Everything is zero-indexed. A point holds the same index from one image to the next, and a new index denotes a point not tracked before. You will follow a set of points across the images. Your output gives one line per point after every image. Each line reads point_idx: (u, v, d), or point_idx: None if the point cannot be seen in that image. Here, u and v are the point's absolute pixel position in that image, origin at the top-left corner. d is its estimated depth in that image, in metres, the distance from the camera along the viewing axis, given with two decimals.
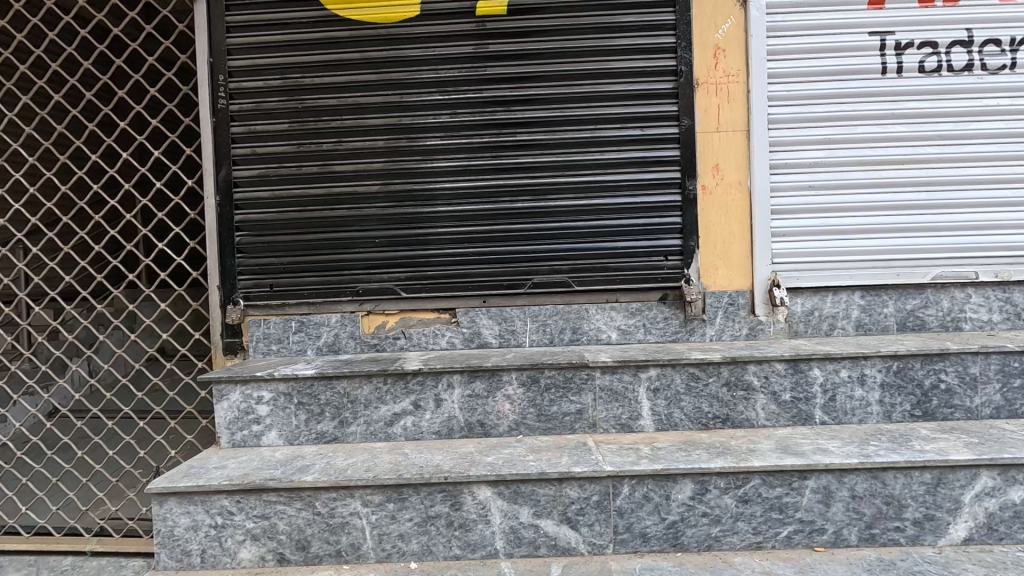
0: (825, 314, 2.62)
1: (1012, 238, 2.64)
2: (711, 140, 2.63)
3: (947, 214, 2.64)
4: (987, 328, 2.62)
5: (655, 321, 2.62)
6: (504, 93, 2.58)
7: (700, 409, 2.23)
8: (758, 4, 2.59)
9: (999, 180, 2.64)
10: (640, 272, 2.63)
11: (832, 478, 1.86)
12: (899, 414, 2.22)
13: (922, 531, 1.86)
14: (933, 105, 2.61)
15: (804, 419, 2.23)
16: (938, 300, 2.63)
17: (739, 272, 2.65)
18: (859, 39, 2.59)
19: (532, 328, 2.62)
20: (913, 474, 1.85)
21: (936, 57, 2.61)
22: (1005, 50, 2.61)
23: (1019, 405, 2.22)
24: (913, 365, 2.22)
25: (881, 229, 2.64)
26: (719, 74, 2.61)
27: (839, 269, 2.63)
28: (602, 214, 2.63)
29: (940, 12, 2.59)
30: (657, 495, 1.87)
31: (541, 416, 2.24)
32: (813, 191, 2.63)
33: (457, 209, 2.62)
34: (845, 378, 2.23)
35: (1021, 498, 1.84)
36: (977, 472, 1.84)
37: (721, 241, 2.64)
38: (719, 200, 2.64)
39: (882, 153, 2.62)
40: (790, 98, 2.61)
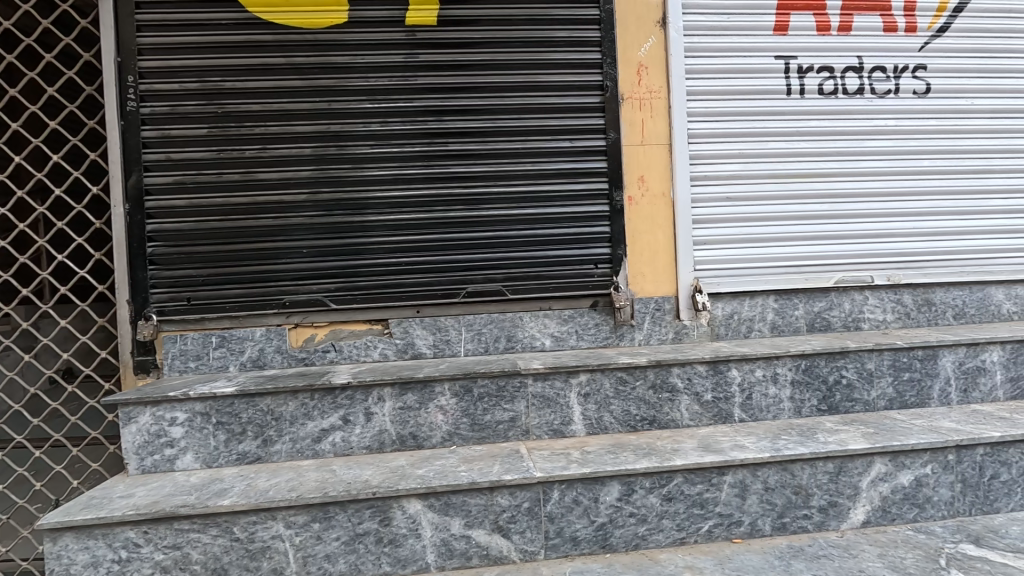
0: (743, 317, 2.78)
1: (900, 246, 2.92)
2: (637, 152, 2.74)
3: (846, 222, 2.89)
4: (883, 327, 2.87)
5: (587, 328, 2.69)
6: (436, 103, 2.58)
7: (629, 412, 2.30)
8: (677, 25, 2.74)
9: (889, 192, 2.92)
10: (572, 279, 2.69)
11: (747, 472, 1.97)
12: (808, 409, 2.39)
13: (827, 517, 2.00)
14: (831, 124, 2.86)
15: (724, 417, 2.35)
16: (841, 302, 2.86)
17: (664, 279, 2.76)
18: (766, 62, 2.81)
19: (467, 337, 2.61)
20: (818, 464, 2.00)
21: (833, 81, 2.86)
22: (890, 76, 2.91)
23: (908, 396, 2.44)
24: (819, 363, 2.41)
25: (790, 237, 2.84)
26: (643, 90, 2.74)
27: (754, 275, 2.81)
28: (535, 223, 2.68)
29: (835, 40, 2.85)
30: (586, 498, 1.91)
31: (474, 425, 2.23)
32: (729, 202, 2.81)
33: (389, 219, 2.59)
34: (760, 377, 2.38)
35: (909, 481, 2.03)
36: (872, 460, 2.01)
37: (648, 249, 2.76)
38: (645, 210, 2.75)
39: (789, 166, 2.84)
40: (707, 115, 2.78)
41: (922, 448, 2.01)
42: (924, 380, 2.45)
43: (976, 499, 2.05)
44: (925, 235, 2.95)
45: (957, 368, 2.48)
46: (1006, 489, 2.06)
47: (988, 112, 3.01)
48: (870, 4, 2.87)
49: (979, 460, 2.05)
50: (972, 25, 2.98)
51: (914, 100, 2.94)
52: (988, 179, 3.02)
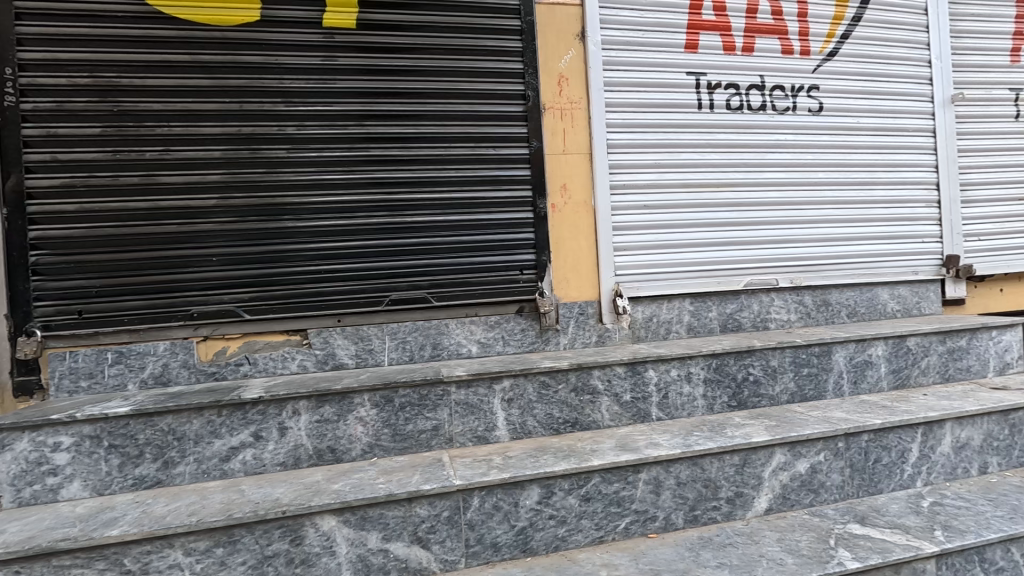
0: (662, 320, 2.91)
1: (801, 251, 3.17)
2: (559, 161, 2.81)
3: (752, 228, 3.10)
4: (787, 326, 3.09)
5: (513, 333, 2.71)
6: (356, 108, 2.54)
7: (552, 415, 2.34)
8: (595, 40, 2.84)
9: (790, 201, 3.16)
10: (498, 286, 2.71)
11: (660, 469, 2.05)
12: (720, 406, 2.52)
13: (734, 507, 2.12)
14: (738, 137, 3.06)
15: (643, 417, 2.44)
16: (750, 304, 3.05)
17: (587, 284, 2.84)
18: (679, 78, 2.97)
19: (391, 345, 2.56)
20: (725, 457, 2.11)
21: (739, 97, 3.07)
22: (788, 95, 3.16)
23: (807, 390, 2.64)
24: (729, 361, 2.55)
25: (704, 243, 3.01)
26: (564, 101, 2.81)
27: (671, 279, 2.95)
28: (460, 230, 2.69)
29: (740, 60, 3.07)
30: (506, 504, 1.91)
31: (395, 436, 2.19)
32: (647, 209, 2.94)
33: (307, 225, 2.50)
34: (675, 376, 2.49)
35: (805, 469, 2.19)
36: (773, 451, 2.16)
37: (571, 255, 2.83)
38: (568, 218, 2.82)
39: (701, 177, 3.01)
40: (625, 126, 2.90)
41: (815, 437, 2.19)
42: (821, 374, 2.67)
43: (862, 482, 2.25)
44: (822, 241, 3.21)
45: (848, 362, 2.71)
46: (887, 471, 2.27)
47: (873, 130, 3.33)
48: (769, 28, 3.12)
49: (865, 446, 2.25)
50: (858, 50, 3.30)
51: (810, 117, 3.20)
52: (874, 189, 3.34)
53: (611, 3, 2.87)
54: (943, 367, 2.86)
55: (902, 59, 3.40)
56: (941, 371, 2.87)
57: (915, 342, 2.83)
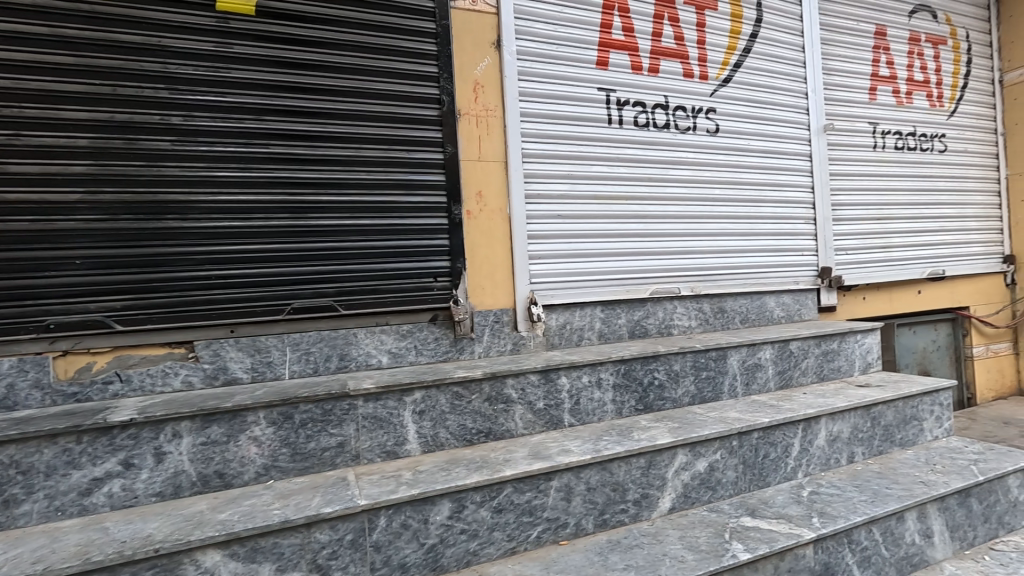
0: (574, 327, 2.97)
1: (700, 261, 3.39)
2: (474, 167, 2.78)
3: (658, 239, 3.27)
4: (688, 331, 3.29)
5: (426, 342, 2.63)
6: (254, 100, 2.35)
7: (465, 425, 2.29)
8: (510, 49, 2.86)
9: (690, 214, 3.38)
10: (411, 293, 2.63)
11: (572, 475, 2.07)
12: (627, 410, 2.61)
13: (640, 508, 2.19)
14: (644, 153, 3.23)
15: (555, 424, 2.46)
16: (655, 311, 3.21)
17: (502, 292, 2.83)
18: (590, 93, 3.08)
19: (292, 357, 2.38)
20: (632, 460, 2.18)
21: (646, 115, 3.24)
22: (689, 115, 3.39)
23: (706, 391, 2.81)
24: (636, 367, 2.66)
25: (614, 252, 3.13)
26: (479, 107, 2.79)
27: (583, 287, 3.03)
28: (371, 235, 2.57)
29: (646, 80, 3.25)
30: (415, 521, 1.83)
31: (295, 455, 2.02)
32: (560, 218, 3.00)
33: (196, 225, 2.27)
34: (587, 382, 2.54)
35: (704, 467, 2.32)
36: (676, 452, 2.26)
37: (486, 263, 2.81)
38: (483, 225, 2.80)
39: (611, 189, 3.13)
40: (539, 136, 2.95)
41: (712, 437, 2.32)
42: (717, 377, 2.85)
43: (753, 476, 2.42)
44: (719, 252, 3.47)
45: (741, 365, 2.93)
46: (774, 465, 2.47)
47: (760, 152, 3.66)
48: (672, 52, 3.33)
49: (755, 443, 2.43)
50: (748, 79, 3.61)
51: (708, 137, 3.45)
52: (761, 206, 3.66)
53: (526, 14, 2.92)
54: (819, 368, 3.19)
55: (785, 89, 3.78)
56: (818, 371, 3.19)
57: (796, 345, 3.12)
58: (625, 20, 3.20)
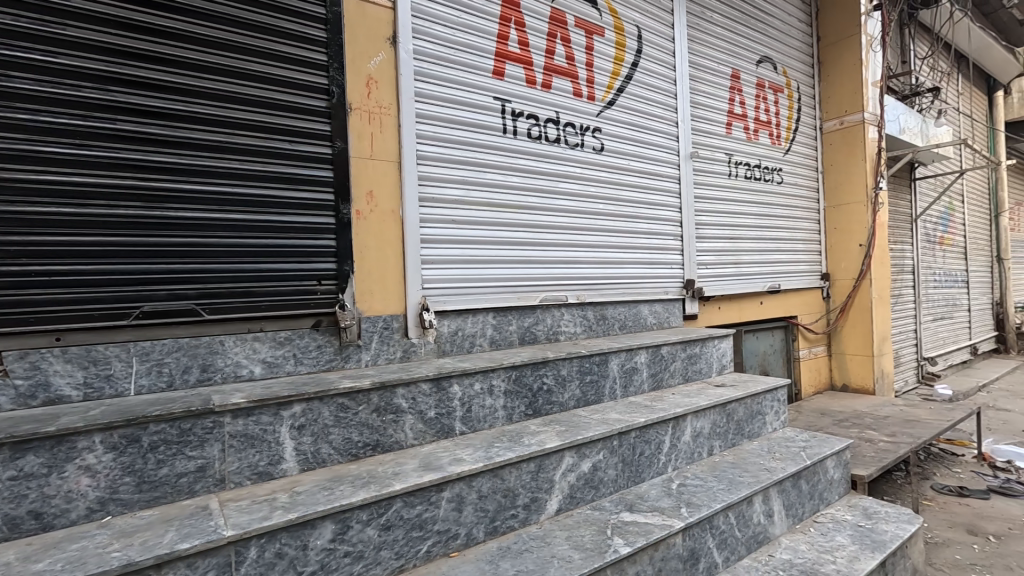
0: (466, 333, 2.95)
1: (585, 271, 3.58)
2: (365, 166, 2.64)
3: (547, 248, 3.39)
4: (574, 337, 3.44)
5: (308, 350, 2.42)
6: (98, 67, 1.99)
7: (350, 439, 2.14)
8: (406, 47, 2.77)
9: (577, 225, 3.56)
10: (290, 297, 2.40)
11: (463, 485, 2.04)
12: (517, 415, 2.65)
13: (530, 512, 2.22)
14: (536, 164, 3.34)
15: (446, 432, 2.41)
16: (544, 318, 3.31)
17: (392, 297, 2.72)
18: (486, 101, 3.11)
19: (140, 370, 2.05)
20: (522, 466, 2.21)
21: (538, 127, 3.36)
22: (578, 132, 3.58)
23: (590, 394, 2.96)
24: (527, 373, 2.71)
25: (506, 259, 3.18)
26: (371, 103, 2.66)
27: (476, 294, 3.02)
28: (245, 232, 2.31)
29: (539, 94, 3.38)
30: (292, 548, 1.65)
31: (141, 485, 1.73)
32: (454, 223, 2.97)
33: (8, 210, 1.85)
34: (479, 389, 2.53)
35: (588, 467, 2.43)
36: (563, 454, 2.34)
37: (376, 266, 2.67)
38: (374, 226, 2.66)
39: (504, 197, 3.19)
40: (434, 139, 2.90)
41: (596, 438, 2.44)
42: (600, 380, 3.02)
43: (631, 473, 2.60)
44: (602, 262, 3.69)
45: (620, 368, 3.14)
46: (648, 461, 2.68)
47: (638, 172, 3.98)
48: (564, 70, 3.50)
49: (633, 442, 2.61)
50: (629, 104, 3.92)
51: (594, 154, 3.67)
52: (639, 222, 3.98)
53: (424, 14, 2.85)
54: (684, 370, 3.53)
55: (660, 118, 4.16)
56: (683, 373, 3.53)
57: (666, 350, 3.43)
58: (521, 35, 3.29)
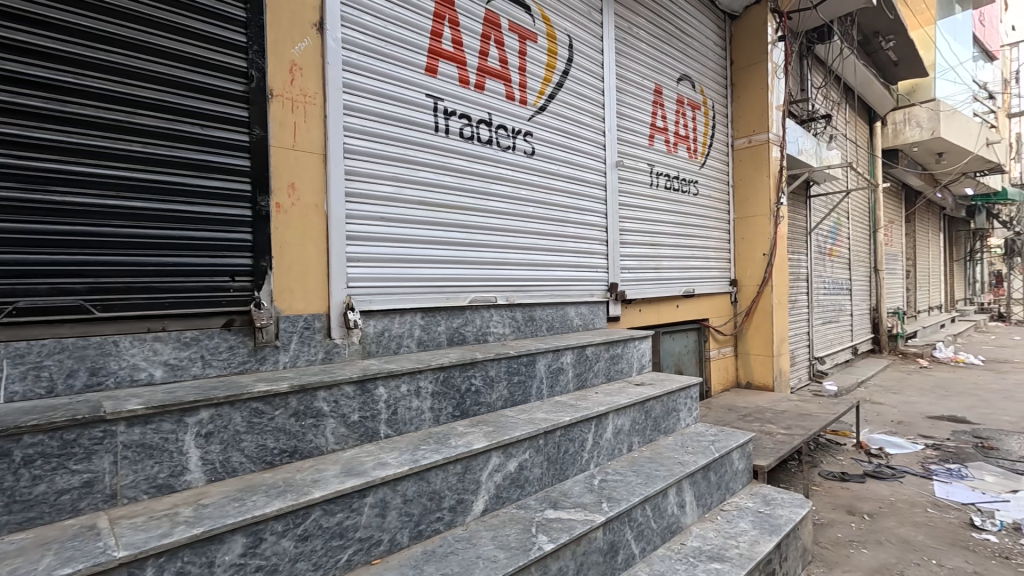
0: (393, 334, 2.88)
1: (515, 273, 3.62)
2: (287, 156, 2.50)
3: (478, 249, 3.39)
4: (503, 338, 3.47)
5: (218, 351, 2.24)
6: None
7: (265, 446, 2.02)
8: (335, 36, 2.65)
9: (508, 227, 3.60)
10: (199, 294, 2.22)
11: (387, 489, 1.98)
12: (445, 417, 2.63)
13: (455, 514, 2.21)
14: (468, 164, 3.33)
15: (371, 436, 2.33)
16: (473, 320, 3.30)
17: (315, 295, 2.59)
18: (418, 97, 3.06)
19: (12, 375, 1.80)
20: (449, 467, 2.18)
21: (470, 128, 3.36)
22: (510, 134, 3.62)
23: (517, 395, 2.99)
24: (455, 374, 2.69)
25: (435, 259, 3.14)
26: (295, 91, 2.52)
27: (404, 294, 2.96)
28: (146, 221, 2.10)
29: (472, 95, 3.38)
30: (196, 567, 1.52)
31: (12, 505, 1.52)
32: (381, 221, 2.89)
33: None
34: (405, 392, 2.47)
35: (514, 467, 2.45)
36: (490, 455, 2.34)
37: (297, 263, 2.54)
38: (296, 221, 2.52)
39: (435, 196, 3.15)
40: (362, 133, 2.80)
41: (523, 438, 2.47)
42: (527, 380, 3.06)
43: (555, 471, 2.66)
44: (531, 264, 3.75)
45: (547, 369, 3.20)
46: (572, 459, 2.75)
47: (567, 178, 4.09)
48: (497, 72, 3.52)
49: (558, 440, 2.67)
50: (560, 111, 4.02)
51: (525, 157, 3.73)
52: (567, 227, 4.09)
53: (354, 3, 2.75)
54: (607, 370, 3.67)
55: (589, 126, 4.30)
56: (606, 373, 3.67)
57: (591, 351, 3.54)
58: (455, 33, 3.27)
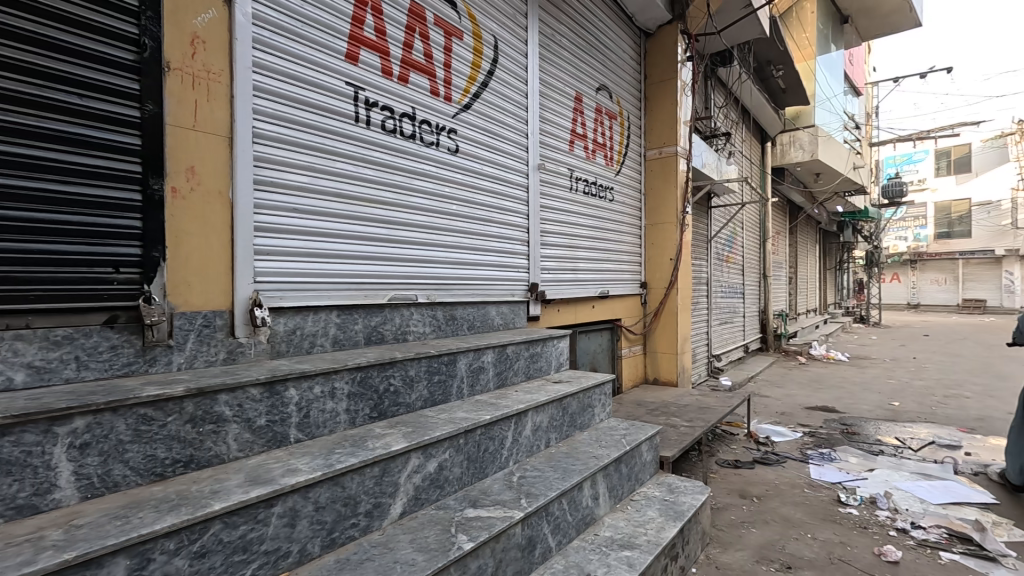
0: (306, 332, 2.72)
1: (436, 271, 3.57)
2: (186, 137, 2.26)
3: (398, 246, 3.31)
4: (423, 337, 3.40)
5: (97, 352, 1.98)
6: None
7: (154, 456, 1.81)
8: (244, 11, 2.46)
9: (430, 225, 3.54)
10: (75, 287, 1.95)
11: (298, 497, 1.86)
12: (361, 418, 2.52)
13: (372, 519, 2.13)
14: (389, 158, 3.23)
15: (279, 441, 2.18)
16: (392, 318, 3.20)
17: (217, 290, 2.38)
18: (337, 85, 2.93)
19: None
20: (366, 471, 2.10)
21: (393, 121, 3.27)
22: (434, 130, 3.57)
23: (437, 394, 2.95)
24: (372, 374, 2.59)
25: (352, 255, 3.02)
26: (197, 66, 2.29)
27: (318, 291, 2.81)
28: (6, 200, 1.79)
29: (395, 87, 3.29)
30: None
31: None
32: (294, 212, 2.72)
33: None
34: (318, 393, 2.34)
35: (434, 467, 2.41)
36: (409, 456, 2.28)
37: (196, 254, 2.31)
38: (195, 208, 2.29)
39: (354, 189, 3.02)
40: (273, 117, 2.62)
41: (443, 438, 2.44)
42: (447, 380, 3.03)
43: (475, 470, 2.65)
44: (453, 263, 3.72)
45: (468, 368, 3.19)
46: (492, 457, 2.76)
47: (491, 178, 4.11)
48: (421, 66, 3.46)
49: (478, 439, 2.67)
50: (484, 110, 4.03)
51: (448, 155, 3.69)
52: (490, 226, 4.10)
53: None
54: (526, 368, 3.73)
55: (512, 128, 4.35)
56: (526, 372, 3.72)
57: (511, 349, 3.58)
58: (378, 22, 3.17)
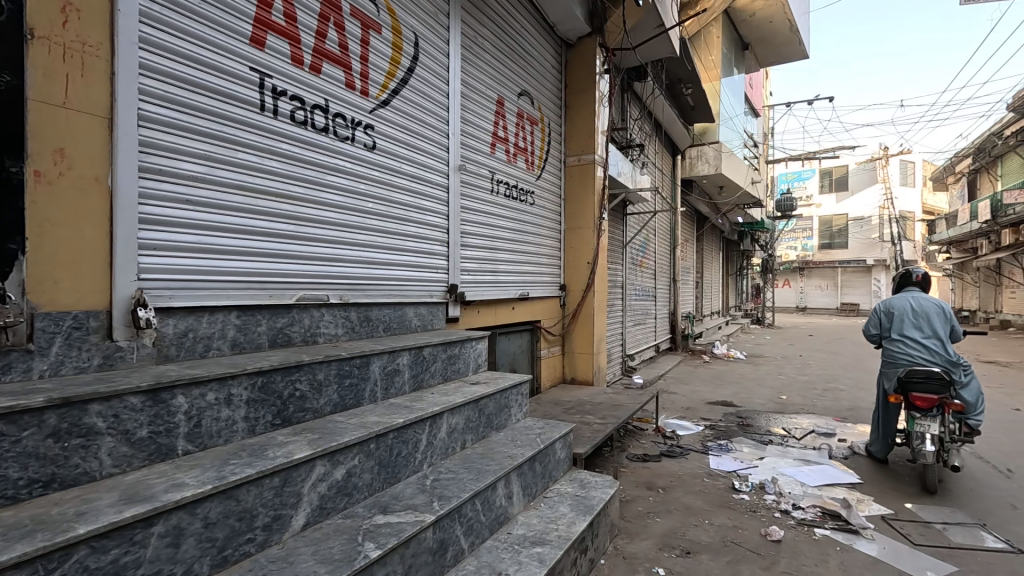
0: (200, 335, 2.51)
1: (350, 270, 3.44)
2: (53, 115, 2.01)
3: (307, 243, 3.15)
4: (335, 339, 3.26)
5: None
6: None
7: (5, 477, 1.59)
8: None
9: (343, 222, 3.40)
10: None
11: (184, 513, 1.71)
12: (262, 426, 2.37)
13: (270, 533, 2.00)
14: (299, 151, 3.08)
15: (164, 454, 2.00)
16: (301, 319, 3.03)
17: (90, 288, 2.13)
18: (239, 69, 2.74)
19: None
20: (264, 482, 1.97)
21: (303, 112, 3.11)
22: (348, 124, 3.44)
23: (347, 398, 2.84)
24: (275, 379, 2.44)
25: (255, 253, 2.83)
26: (69, 36, 2.04)
27: (215, 290, 2.61)
28: None
29: (306, 77, 3.14)
30: None
31: None
32: (187, 204, 2.51)
33: None
34: (212, 401, 2.17)
35: (341, 475, 2.32)
36: (313, 465, 2.17)
37: (65, 246, 2.05)
38: (63, 195, 2.04)
39: (257, 182, 2.84)
40: (164, 99, 2.40)
41: (351, 444, 2.35)
42: (360, 383, 2.93)
43: (386, 475, 2.58)
44: (368, 263, 3.61)
45: (381, 371, 3.10)
46: (405, 460, 2.71)
47: (410, 176, 4.03)
48: (335, 57, 3.33)
49: (390, 443, 2.60)
50: (404, 107, 3.95)
51: (365, 151, 3.57)
52: (408, 225, 4.02)
53: None
54: (443, 370, 3.70)
55: (433, 127, 4.30)
56: (443, 373, 3.69)
57: (427, 351, 3.53)
58: (288, 7, 3.01)
